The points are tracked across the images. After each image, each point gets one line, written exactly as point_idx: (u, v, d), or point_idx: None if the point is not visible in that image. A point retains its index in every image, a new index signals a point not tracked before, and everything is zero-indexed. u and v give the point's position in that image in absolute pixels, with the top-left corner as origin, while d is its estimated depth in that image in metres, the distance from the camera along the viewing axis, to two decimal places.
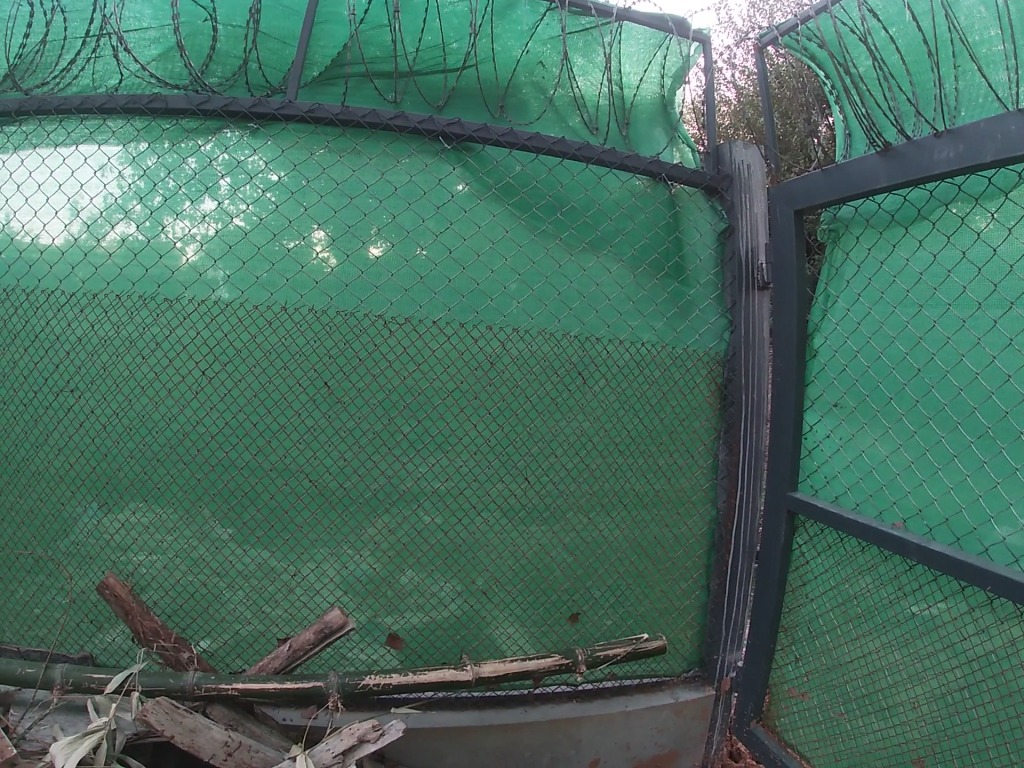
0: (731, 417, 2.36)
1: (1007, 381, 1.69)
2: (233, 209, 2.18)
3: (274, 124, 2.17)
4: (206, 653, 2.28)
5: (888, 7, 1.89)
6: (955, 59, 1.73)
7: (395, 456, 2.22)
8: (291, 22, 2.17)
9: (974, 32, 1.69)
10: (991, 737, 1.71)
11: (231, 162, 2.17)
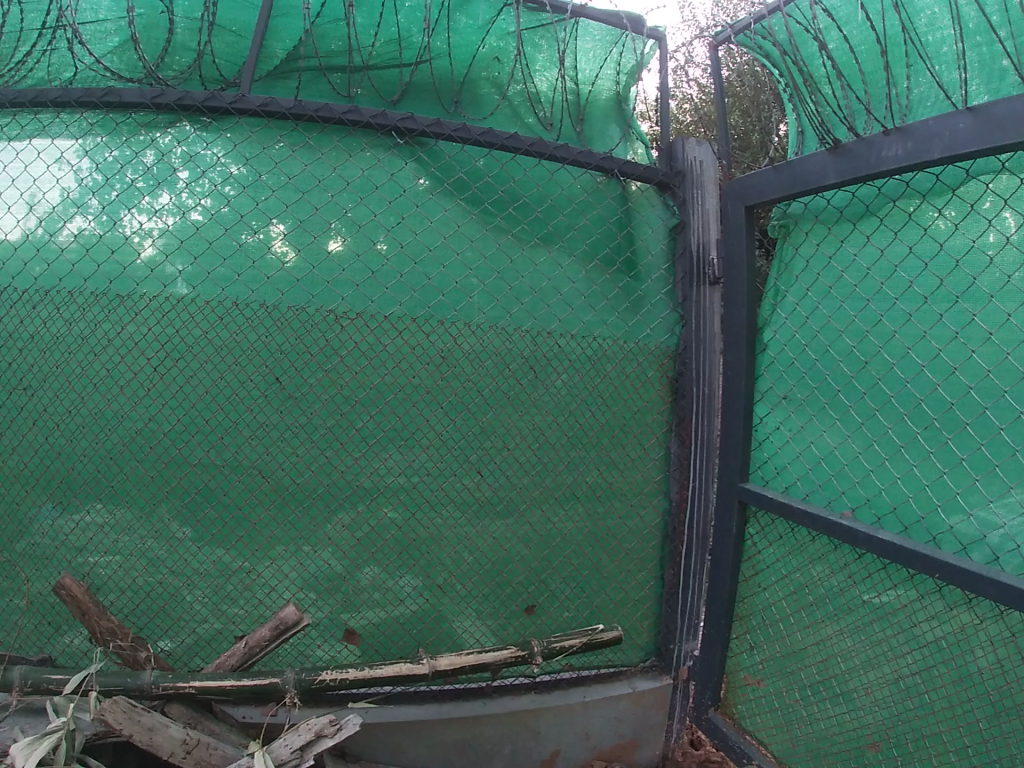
0: (682, 410, 2.40)
1: (952, 374, 1.75)
2: (191, 202, 2.15)
3: (228, 118, 2.14)
4: (168, 653, 2.27)
5: (843, 7, 1.91)
6: (907, 59, 1.77)
7: (348, 451, 2.22)
8: (246, 14, 2.14)
9: (928, 32, 1.73)
10: (944, 721, 1.76)
11: (190, 153, 2.15)
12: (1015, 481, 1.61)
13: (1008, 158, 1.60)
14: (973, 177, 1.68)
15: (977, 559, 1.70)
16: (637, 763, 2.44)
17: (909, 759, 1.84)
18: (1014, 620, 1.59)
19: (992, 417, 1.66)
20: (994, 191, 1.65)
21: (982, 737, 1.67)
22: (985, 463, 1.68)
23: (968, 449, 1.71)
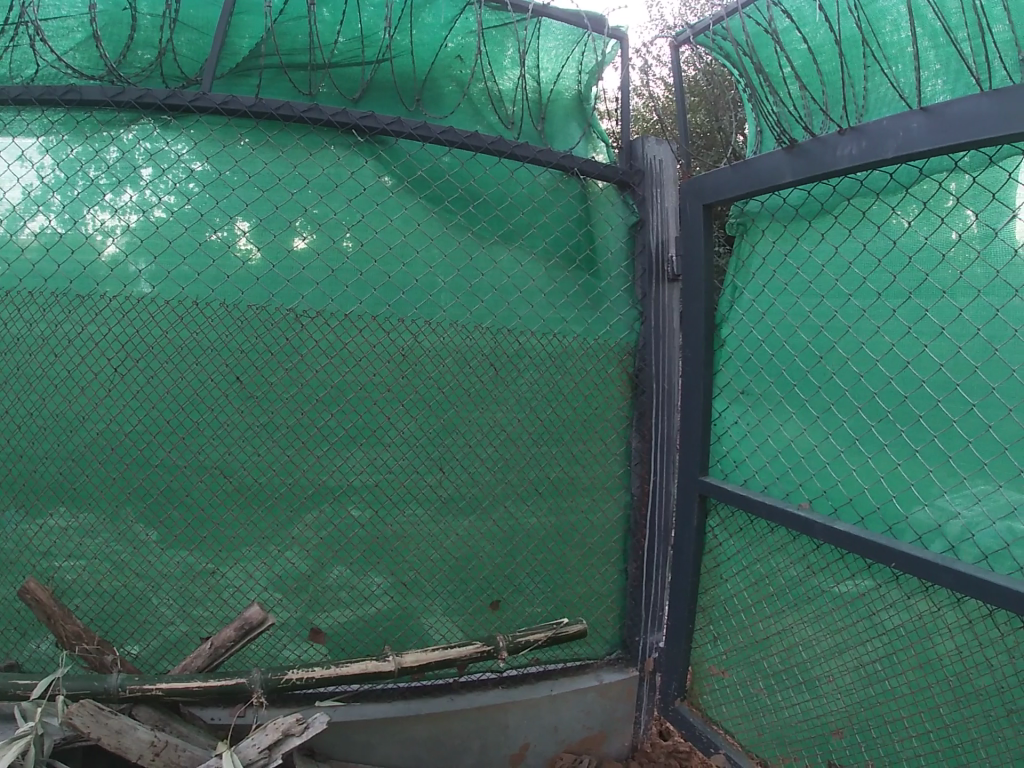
0: (642, 405, 2.44)
1: (906, 369, 1.80)
2: (154, 199, 2.13)
3: (189, 115, 2.12)
4: (139, 659, 2.26)
5: (802, 9, 1.94)
6: (865, 61, 1.81)
7: (310, 449, 2.20)
8: (207, 10, 2.11)
9: (885, 34, 1.77)
10: (904, 706, 1.81)
11: (152, 150, 2.13)
12: (969, 472, 1.66)
13: (960, 157, 1.65)
14: (926, 175, 1.72)
15: (933, 548, 1.75)
16: (606, 755, 2.46)
17: (873, 744, 1.88)
18: (970, 607, 1.64)
19: (945, 409, 1.71)
20: (947, 189, 1.69)
21: (943, 721, 1.72)
22: (938, 454, 1.73)
23: (922, 441, 1.76)
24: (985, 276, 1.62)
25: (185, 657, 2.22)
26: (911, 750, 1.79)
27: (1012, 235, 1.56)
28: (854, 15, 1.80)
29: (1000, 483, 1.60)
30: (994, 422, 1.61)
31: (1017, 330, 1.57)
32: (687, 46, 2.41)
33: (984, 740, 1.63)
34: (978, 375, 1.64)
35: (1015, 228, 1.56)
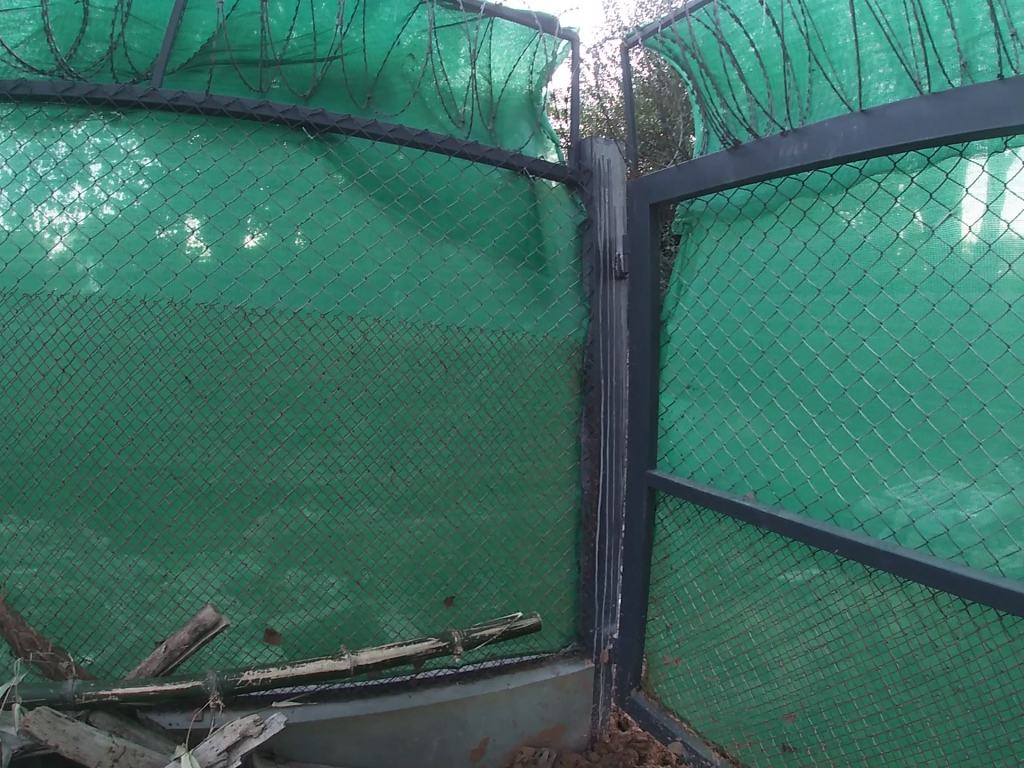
0: (591, 401, 2.48)
1: (845, 362, 1.87)
2: (103, 196, 2.10)
3: (139, 112, 2.08)
4: (94, 666, 2.21)
5: (751, 12, 1.98)
6: (811, 65, 1.86)
7: (260, 448, 2.18)
8: (159, 5, 2.07)
9: (829, 38, 1.82)
10: (854, 688, 1.87)
11: (101, 146, 2.09)
12: (907, 461, 1.73)
13: (899, 158, 1.71)
14: (866, 175, 1.79)
15: (876, 535, 1.81)
16: (565, 747, 2.49)
17: (825, 726, 1.94)
18: (913, 591, 1.71)
19: (883, 401, 1.78)
20: (884, 189, 1.75)
21: (890, 701, 1.78)
22: (877, 444, 1.79)
23: (861, 432, 1.83)
24: (920, 272, 1.68)
25: (140, 661, 2.18)
26: (862, 730, 1.85)
27: (949, 233, 1.62)
28: (801, 20, 1.85)
29: (938, 471, 1.67)
30: (931, 413, 1.68)
31: (952, 324, 1.63)
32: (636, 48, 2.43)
33: (932, 718, 1.70)
34: (915, 367, 1.71)
35: (951, 226, 1.62)
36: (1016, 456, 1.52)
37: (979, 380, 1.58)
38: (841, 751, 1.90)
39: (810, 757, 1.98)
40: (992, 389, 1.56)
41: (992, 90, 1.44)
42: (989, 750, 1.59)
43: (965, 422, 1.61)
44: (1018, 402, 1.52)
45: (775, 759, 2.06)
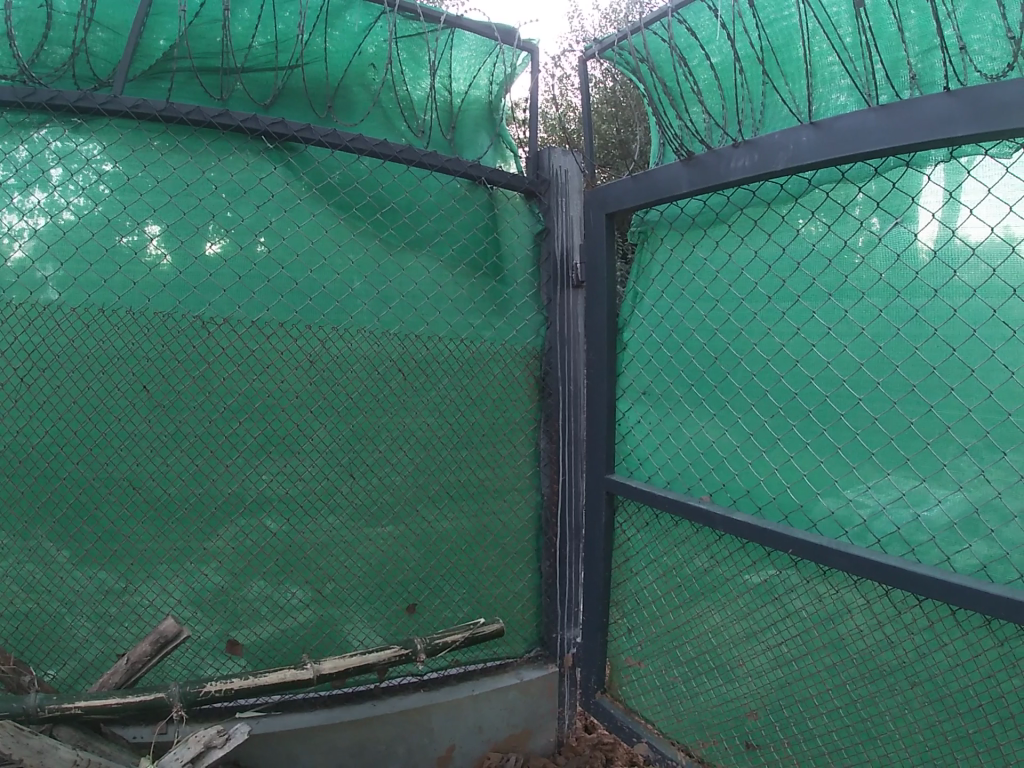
0: (549, 407, 2.52)
1: (795, 367, 1.92)
2: (62, 202, 2.06)
3: (99, 118, 2.05)
4: (56, 681, 2.17)
5: (704, 25, 2.03)
6: (767, 79, 1.91)
7: (218, 458, 2.16)
8: (121, 10, 2.04)
9: (783, 51, 1.88)
10: (813, 684, 1.91)
11: (62, 151, 2.05)
12: (857, 461, 1.78)
13: (846, 169, 1.77)
14: (815, 186, 1.84)
15: (829, 535, 1.86)
16: (532, 752, 2.49)
17: (787, 723, 1.98)
18: (867, 588, 1.76)
19: (833, 404, 1.83)
20: (832, 199, 1.81)
21: (850, 696, 1.83)
22: (827, 446, 1.85)
23: (812, 434, 1.88)
24: (867, 279, 1.74)
25: (103, 674, 2.15)
26: (823, 726, 1.89)
27: (895, 240, 1.68)
28: (757, 32, 1.89)
29: (887, 471, 1.72)
30: (880, 415, 1.73)
31: (898, 328, 1.69)
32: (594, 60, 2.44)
33: (890, 712, 1.74)
34: (863, 371, 1.76)
35: (897, 234, 1.68)
36: (962, 454, 1.58)
37: (926, 383, 1.64)
38: (804, 747, 1.94)
39: (773, 754, 2.02)
40: (938, 391, 1.62)
41: (937, 103, 1.50)
42: (948, 742, 1.64)
43: (912, 423, 1.67)
44: (963, 403, 1.58)
45: (739, 756, 2.10)
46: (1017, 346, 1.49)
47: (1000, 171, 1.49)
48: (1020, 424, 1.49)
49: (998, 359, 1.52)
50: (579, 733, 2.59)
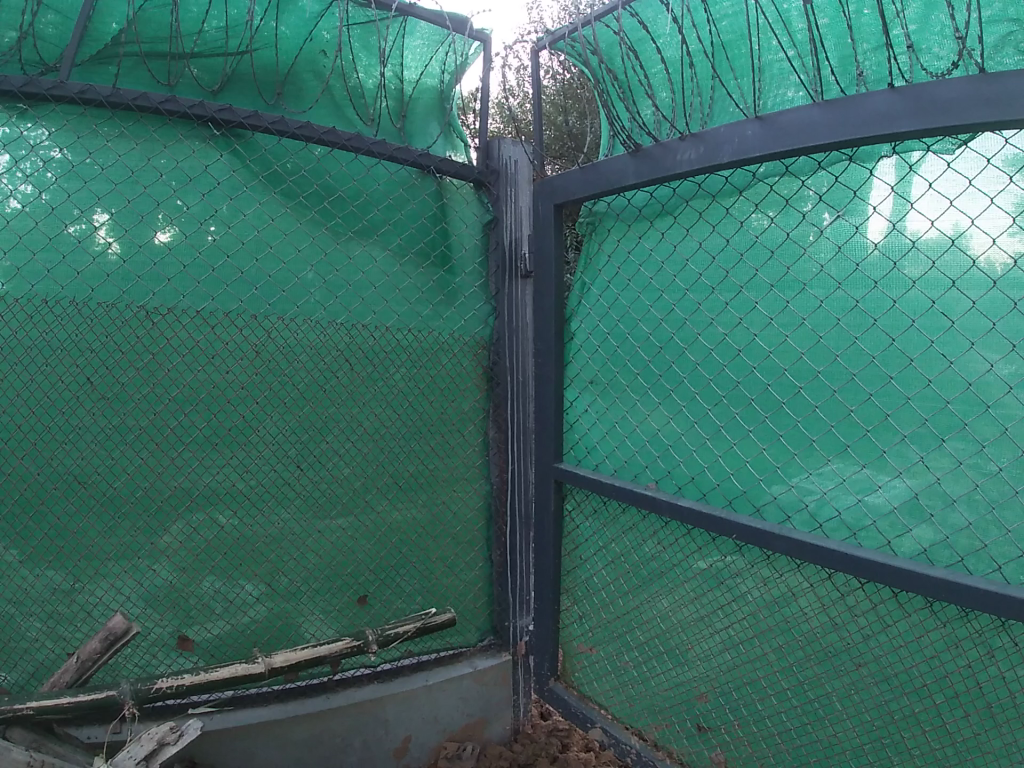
0: (498, 396, 2.54)
1: (737, 356, 1.97)
2: (8, 188, 1.99)
3: (44, 104, 1.99)
4: (8, 683, 2.13)
5: (657, 19, 2.05)
6: (718, 75, 1.94)
7: (164, 451, 2.12)
8: None
9: (734, 46, 1.90)
10: (760, 667, 1.97)
11: (7, 136, 1.98)
12: (798, 448, 1.84)
13: (790, 162, 1.81)
14: (760, 179, 1.88)
15: (772, 520, 1.91)
16: (488, 740, 2.51)
17: (736, 705, 2.04)
18: (811, 572, 1.82)
19: (774, 393, 1.88)
20: (777, 191, 1.85)
21: (797, 678, 1.88)
22: (770, 434, 1.90)
23: (754, 422, 1.93)
24: (809, 270, 1.79)
25: (55, 675, 2.11)
26: (772, 707, 1.95)
27: (836, 233, 1.73)
28: (709, 27, 1.92)
29: (828, 457, 1.77)
30: (820, 403, 1.78)
31: (839, 319, 1.74)
32: (547, 50, 2.44)
33: (837, 693, 1.80)
34: (804, 360, 1.81)
35: (839, 226, 1.72)
36: (902, 441, 1.63)
37: (865, 371, 1.69)
38: (754, 728, 2.00)
39: (724, 735, 2.07)
40: (877, 380, 1.67)
41: (882, 99, 1.54)
42: (894, 721, 1.70)
43: (853, 411, 1.72)
44: (902, 391, 1.63)
45: (691, 738, 2.15)
46: (955, 336, 1.53)
47: (941, 167, 1.53)
48: (957, 413, 1.54)
49: (936, 349, 1.56)
50: (535, 720, 2.62)
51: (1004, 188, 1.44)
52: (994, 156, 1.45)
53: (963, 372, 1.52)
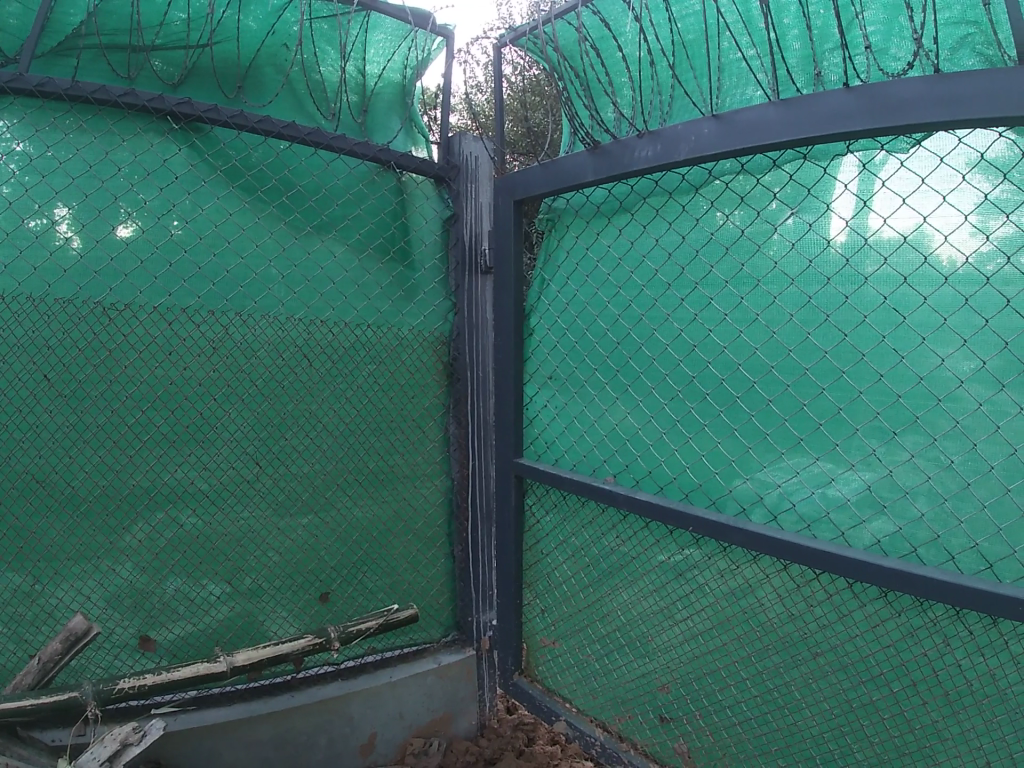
0: (458, 392, 2.54)
1: (692, 352, 2.00)
2: None
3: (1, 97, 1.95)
4: None
5: (619, 18, 2.07)
6: (681, 74, 1.97)
7: (123, 449, 2.09)
8: None
9: (694, 46, 1.93)
10: (720, 658, 2.01)
11: None
12: (752, 441, 1.88)
13: (746, 160, 1.84)
14: (715, 176, 1.91)
15: (726, 511, 1.96)
16: (454, 735, 2.53)
17: (697, 696, 2.08)
18: (767, 563, 1.86)
19: (729, 387, 1.92)
20: (732, 189, 1.88)
21: (757, 669, 1.93)
22: (725, 427, 1.94)
23: (709, 416, 1.97)
24: (763, 267, 1.83)
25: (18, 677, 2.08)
26: (732, 697, 2.00)
27: (789, 231, 1.77)
28: (671, 28, 1.95)
29: (783, 451, 1.82)
30: (774, 397, 1.82)
31: (792, 314, 1.78)
32: (509, 47, 2.44)
33: (796, 682, 1.85)
34: (758, 355, 1.85)
35: (794, 224, 1.75)
36: (854, 434, 1.68)
37: (818, 366, 1.74)
38: (715, 718, 2.04)
39: (686, 726, 2.11)
40: (830, 375, 1.72)
41: (837, 99, 1.57)
42: (853, 709, 1.75)
43: (806, 405, 1.77)
44: (854, 385, 1.67)
45: (653, 729, 2.19)
46: (907, 331, 1.58)
47: (895, 167, 1.57)
48: (909, 406, 1.59)
49: (888, 344, 1.61)
50: (500, 715, 2.65)
51: (956, 187, 1.49)
52: (947, 155, 1.50)
53: (914, 366, 1.57)
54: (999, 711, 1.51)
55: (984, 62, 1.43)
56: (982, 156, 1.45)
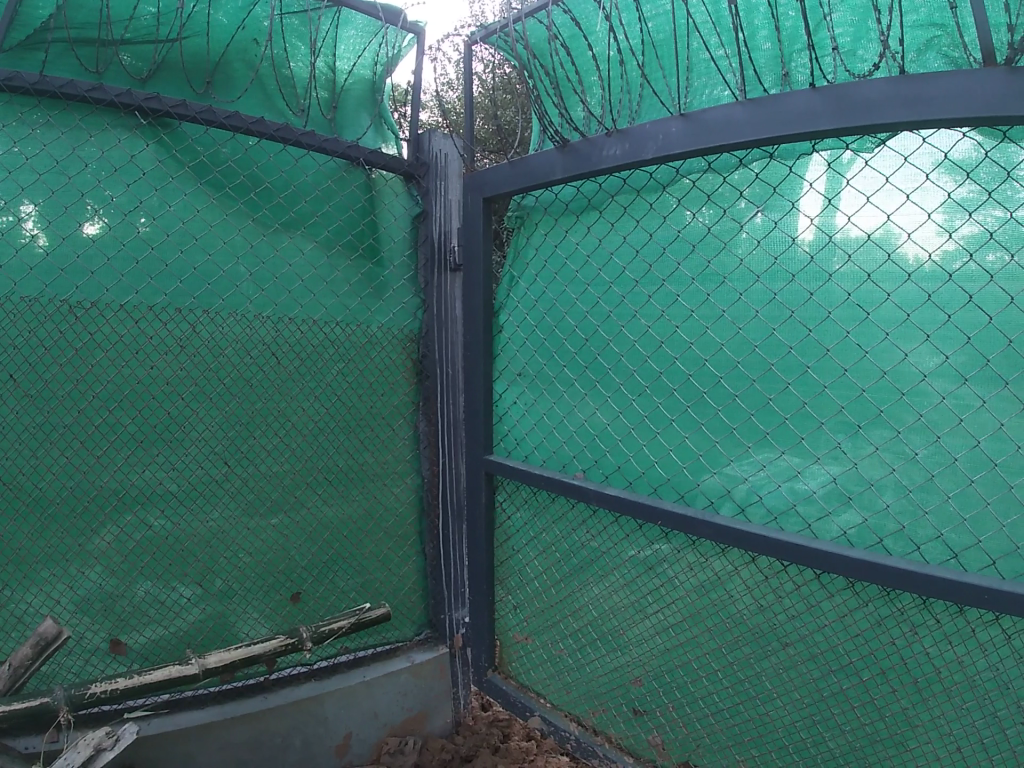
0: (427, 389, 2.54)
1: (660, 348, 2.03)
2: None
3: None
4: None
5: (589, 17, 2.08)
6: (651, 74, 1.99)
7: (91, 449, 2.06)
8: None
9: (664, 45, 1.95)
10: (691, 651, 2.04)
11: None
12: (719, 436, 1.90)
13: (712, 159, 1.86)
14: (682, 175, 1.92)
15: (694, 505, 1.98)
16: (429, 733, 2.53)
17: (669, 688, 2.10)
18: (736, 557, 1.89)
19: (696, 383, 1.95)
20: (698, 187, 1.90)
21: (727, 661, 1.95)
22: (692, 423, 1.96)
23: (677, 411, 1.99)
24: (729, 264, 1.85)
25: None
26: (704, 689, 2.02)
27: (755, 228, 1.79)
28: (642, 26, 1.96)
29: (749, 445, 1.84)
30: (740, 392, 1.85)
31: (758, 311, 1.81)
32: (478, 45, 2.44)
33: (767, 673, 1.88)
34: (725, 351, 1.88)
35: (760, 222, 1.78)
36: (818, 427, 1.71)
37: (784, 362, 1.77)
38: (688, 709, 2.07)
39: (660, 718, 2.14)
40: (796, 370, 1.75)
41: (802, 99, 1.59)
42: (824, 698, 1.79)
43: (772, 400, 1.79)
44: (819, 380, 1.71)
45: (627, 722, 2.22)
46: (870, 327, 1.61)
47: (860, 165, 1.60)
48: (874, 400, 1.62)
49: (852, 340, 1.64)
50: (474, 712, 2.66)
51: (920, 186, 1.52)
52: (911, 154, 1.52)
53: (878, 361, 1.60)
54: (968, 698, 1.55)
55: (950, 63, 1.47)
56: (946, 156, 1.48)
